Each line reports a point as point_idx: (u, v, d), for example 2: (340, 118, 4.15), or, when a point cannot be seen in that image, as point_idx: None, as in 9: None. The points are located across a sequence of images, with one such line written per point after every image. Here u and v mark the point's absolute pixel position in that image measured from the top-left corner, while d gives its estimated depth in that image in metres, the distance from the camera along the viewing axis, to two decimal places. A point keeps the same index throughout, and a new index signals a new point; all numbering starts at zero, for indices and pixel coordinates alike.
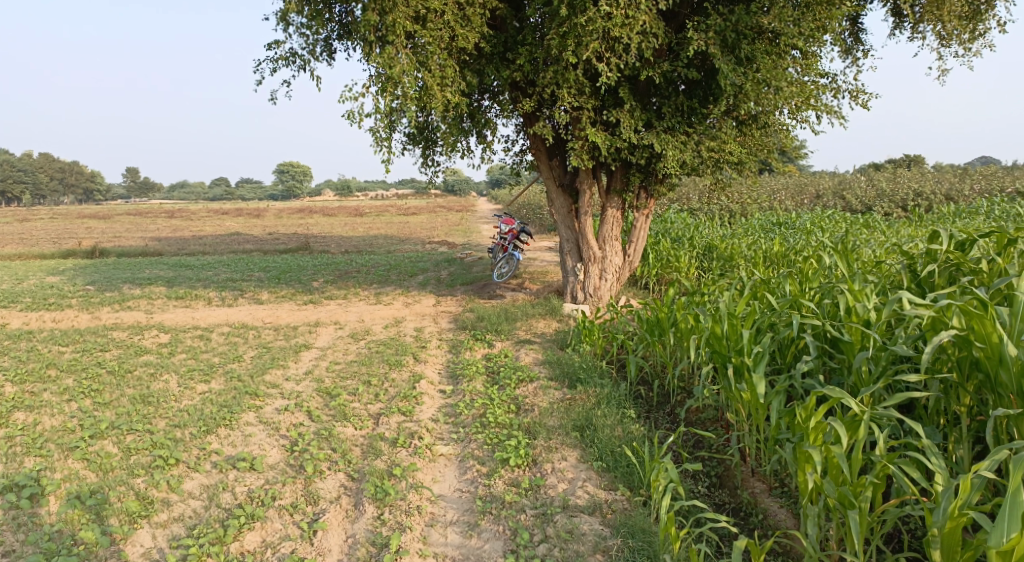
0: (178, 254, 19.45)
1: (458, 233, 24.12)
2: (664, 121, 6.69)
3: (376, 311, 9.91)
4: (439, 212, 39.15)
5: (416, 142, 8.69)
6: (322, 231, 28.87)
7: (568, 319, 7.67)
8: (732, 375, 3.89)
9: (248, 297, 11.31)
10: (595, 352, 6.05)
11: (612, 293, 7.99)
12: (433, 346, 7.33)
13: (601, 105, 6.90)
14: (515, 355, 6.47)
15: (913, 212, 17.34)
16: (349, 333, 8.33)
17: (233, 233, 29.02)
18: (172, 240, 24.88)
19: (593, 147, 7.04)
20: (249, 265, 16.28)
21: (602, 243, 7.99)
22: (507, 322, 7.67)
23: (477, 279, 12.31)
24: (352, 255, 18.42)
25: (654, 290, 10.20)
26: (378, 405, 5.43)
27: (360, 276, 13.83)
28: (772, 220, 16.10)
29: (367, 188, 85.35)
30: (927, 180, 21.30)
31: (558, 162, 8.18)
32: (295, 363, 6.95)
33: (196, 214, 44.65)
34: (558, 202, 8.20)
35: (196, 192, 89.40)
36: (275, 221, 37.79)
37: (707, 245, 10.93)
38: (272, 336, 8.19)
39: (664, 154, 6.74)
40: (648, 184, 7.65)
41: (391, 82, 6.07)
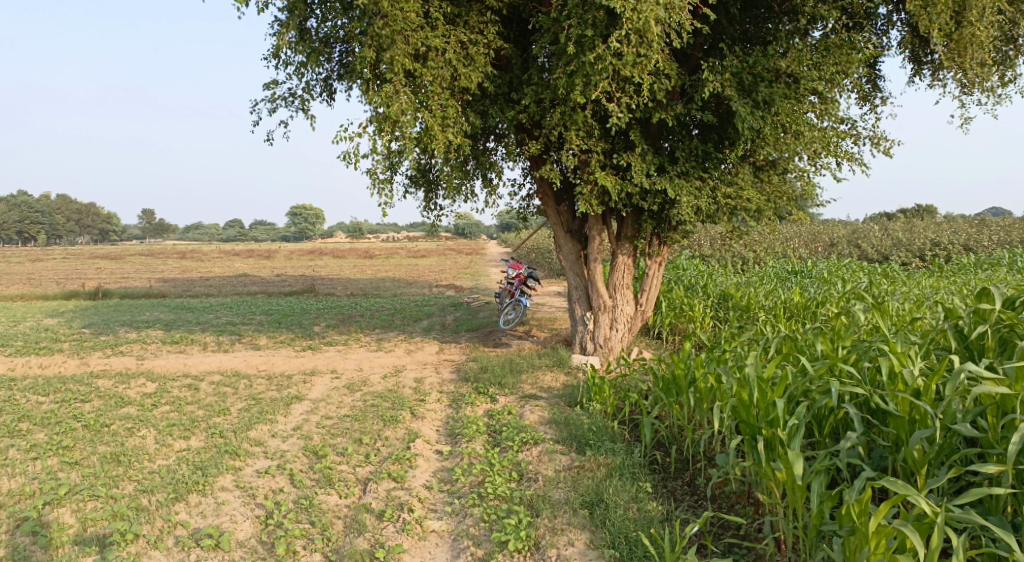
0: (181, 296, 19.21)
1: (466, 278, 23.81)
2: (679, 167, 6.36)
3: (376, 359, 9.48)
4: (448, 256, 39.04)
5: (419, 184, 8.39)
6: (330, 274, 28.69)
7: (576, 372, 7.22)
8: (764, 450, 3.42)
9: (245, 342, 10.92)
10: (606, 412, 5.58)
11: (623, 345, 7.54)
12: (433, 400, 6.87)
13: (611, 148, 6.59)
14: (519, 412, 6.00)
15: (932, 262, 16.83)
16: (346, 383, 7.89)
17: (241, 275, 28.86)
18: (179, 282, 24.69)
19: (604, 192, 6.71)
20: (251, 308, 15.95)
21: (613, 291, 7.59)
22: (512, 374, 7.21)
23: (483, 326, 11.88)
24: (357, 299, 18.07)
25: (667, 340, 9.73)
26: (368, 469, 4.96)
27: (363, 321, 13.44)
28: (788, 268, 15.63)
29: (378, 231, 85.97)
30: (945, 229, 20.87)
31: (566, 206, 7.84)
32: (284, 416, 6.52)
33: (206, 256, 44.79)
34: (567, 248, 7.84)
35: (209, 233, 90.31)
36: (284, 263, 37.72)
37: (722, 294, 10.47)
38: (264, 386, 7.77)
39: (679, 199, 6.39)
40: (661, 231, 7.29)
41: (390, 121, 5.80)
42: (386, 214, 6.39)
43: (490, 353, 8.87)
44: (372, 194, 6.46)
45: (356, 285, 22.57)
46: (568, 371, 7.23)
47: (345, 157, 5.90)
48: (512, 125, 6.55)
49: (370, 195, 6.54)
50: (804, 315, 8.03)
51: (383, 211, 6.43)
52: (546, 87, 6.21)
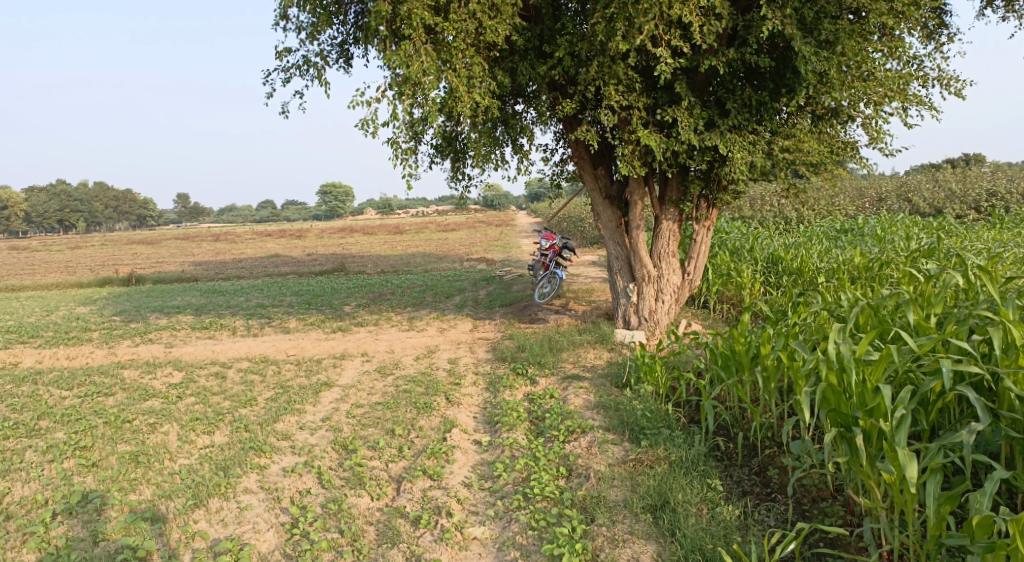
0: (213, 278, 19.14)
1: (496, 249, 23.34)
2: (729, 119, 5.72)
3: (407, 339, 9.10)
4: (477, 227, 38.56)
5: (446, 154, 7.89)
6: (360, 250, 28.51)
7: (621, 348, 6.71)
8: (863, 444, 2.84)
9: (274, 325, 10.66)
10: (658, 394, 5.06)
11: (670, 318, 7.01)
12: (468, 384, 6.44)
13: (654, 103, 6.00)
14: (562, 395, 5.53)
15: (993, 213, 15.72)
16: (377, 367, 7.52)
17: (272, 255, 28.88)
18: (212, 265, 24.72)
19: (646, 152, 6.12)
20: (281, 289, 15.73)
21: (657, 259, 7.03)
22: (551, 353, 6.73)
23: (517, 300, 11.40)
24: (387, 276, 17.72)
25: (714, 309, 9.13)
26: (402, 464, 4.57)
27: (394, 299, 13.08)
28: (836, 227, 14.75)
29: (407, 206, 85.87)
30: (1003, 177, 19.56)
31: (604, 170, 7.26)
32: (313, 405, 6.17)
33: (238, 237, 45.10)
34: (606, 215, 7.28)
35: (241, 215, 91.36)
36: (313, 241, 37.66)
37: (771, 257, 9.79)
38: (293, 372, 7.45)
39: (730, 156, 5.77)
40: (710, 192, 6.67)
41: (411, 84, 5.28)
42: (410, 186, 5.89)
43: (527, 330, 8.39)
44: (394, 167, 5.96)
45: (386, 262, 22.29)
46: (612, 348, 6.73)
47: (362, 125, 5.41)
48: (544, 82, 5.97)
49: (391, 168, 6.04)
50: (867, 278, 7.36)
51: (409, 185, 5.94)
52: (581, 38, 5.61)
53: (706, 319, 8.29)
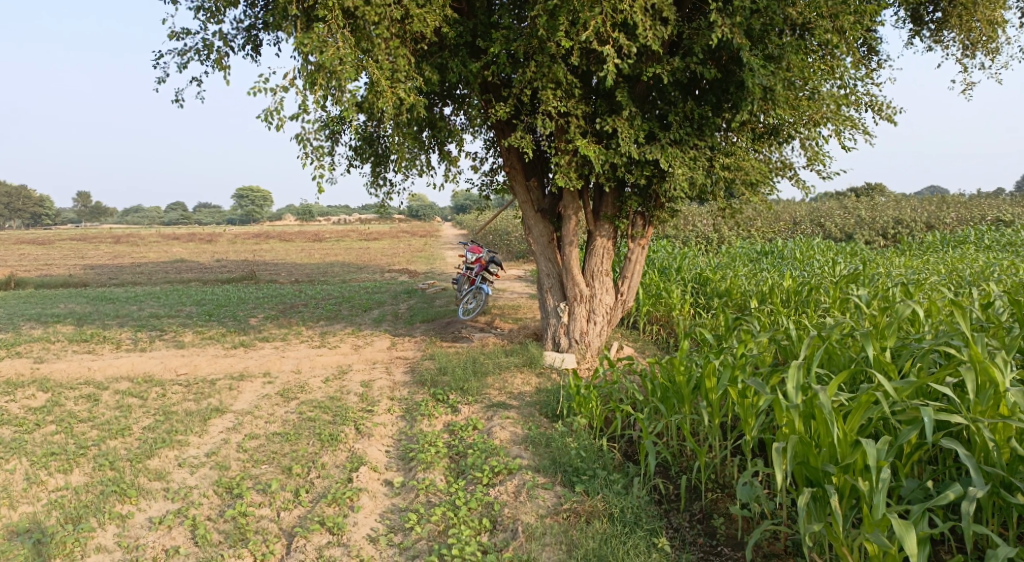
0: (106, 283, 17.40)
1: (421, 261, 22.57)
2: (671, 132, 5.42)
3: (318, 357, 8.31)
4: (401, 238, 37.58)
5: (366, 157, 7.23)
6: (276, 258, 27.00)
7: (551, 372, 6.26)
8: (840, 507, 2.43)
9: (168, 339, 9.56)
10: (593, 427, 4.61)
11: (602, 340, 6.63)
12: (382, 411, 5.79)
13: (592, 111, 5.64)
14: (486, 427, 4.99)
15: (900, 241, 16.47)
16: (280, 389, 6.71)
17: (178, 260, 26.88)
18: (107, 269, 22.62)
19: (583, 163, 5.74)
20: (182, 297, 14.38)
21: (590, 278, 6.65)
22: (475, 378, 6.19)
23: (439, 316, 10.78)
24: (302, 286, 16.64)
25: (644, 330, 8.85)
26: (296, 513, 3.89)
27: (307, 312, 12.14)
28: (758, 249, 14.99)
29: (330, 213, 83.37)
30: (906, 207, 20.68)
31: (536, 182, 6.84)
32: (200, 434, 5.35)
33: (141, 240, 42.07)
34: (538, 229, 6.86)
35: (148, 216, 85.92)
36: (226, 247, 35.57)
37: (700, 278, 9.66)
38: (180, 395, 6.53)
39: (671, 171, 5.49)
40: (646, 209, 6.35)
41: (324, 71, 4.64)
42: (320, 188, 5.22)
43: (449, 350, 7.80)
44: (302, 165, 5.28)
45: (303, 271, 21.09)
46: (544, 374, 6.23)
47: (265, 114, 4.73)
48: (475, 82, 5.48)
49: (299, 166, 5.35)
50: (797, 303, 7.26)
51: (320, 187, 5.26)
52: (518, 33, 5.16)
53: (637, 342, 7.98)
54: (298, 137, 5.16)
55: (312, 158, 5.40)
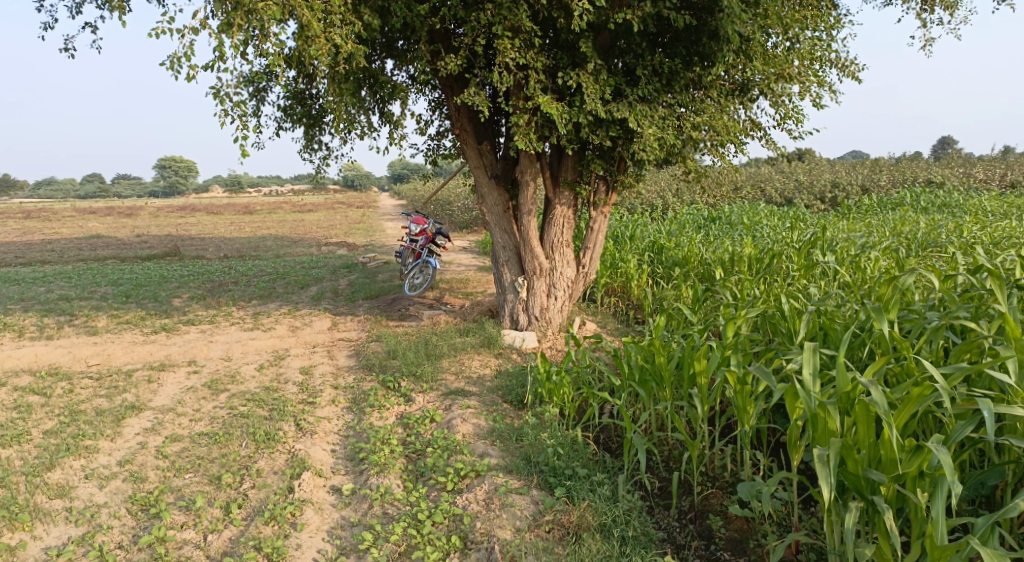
0: (7, 262, 15.69)
1: (360, 233, 21.59)
2: (642, 89, 4.97)
3: (252, 341, 7.55)
4: (337, 209, 36.14)
5: (297, 118, 6.45)
6: (202, 232, 25.30)
7: (510, 353, 5.80)
8: (893, 515, 2.13)
9: (78, 324, 8.52)
10: (566, 417, 4.16)
11: (563, 317, 6.20)
12: (326, 403, 5.18)
13: (553, 65, 5.10)
14: (446, 419, 4.48)
15: (840, 205, 16.72)
16: (208, 380, 5.97)
17: (93, 236, 24.79)
18: (10, 245, 20.55)
19: (543, 123, 5.22)
20: (96, 277, 13.07)
21: (550, 249, 6.19)
22: (429, 362, 5.65)
23: (384, 292, 10.11)
24: (232, 261, 15.50)
25: (601, 303, 8.50)
26: (228, 536, 3.30)
27: (238, 290, 11.20)
28: (704, 214, 14.88)
29: (260, 184, 79.79)
30: (842, 172, 21.10)
31: (489, 146, 6.28)
32: (113, 436, 4.61)
33: (52, 214, 38.90)
34: (492, 197, 6.33)
35: (59, 188, 79.98)
36: (147, 220, 33.24)
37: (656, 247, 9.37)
38: (90, 389, 5.70)
39: (641, 131, 5.04)
40: (610, 174, 5.91)
41: (242, 9, 3.90)
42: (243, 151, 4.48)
43: (397, 330, 7.21)
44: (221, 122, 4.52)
45: (232, 245, 19.75)
46: (504, 355, 5.76)
47: (171, 62, 3.97)
48: (422, 31, 4.83)
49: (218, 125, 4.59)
50: (761, 271, 7.04)
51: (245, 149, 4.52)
52: None
53: (596, 316, 7.62)
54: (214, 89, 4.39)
55: (233, 118, 4.64)
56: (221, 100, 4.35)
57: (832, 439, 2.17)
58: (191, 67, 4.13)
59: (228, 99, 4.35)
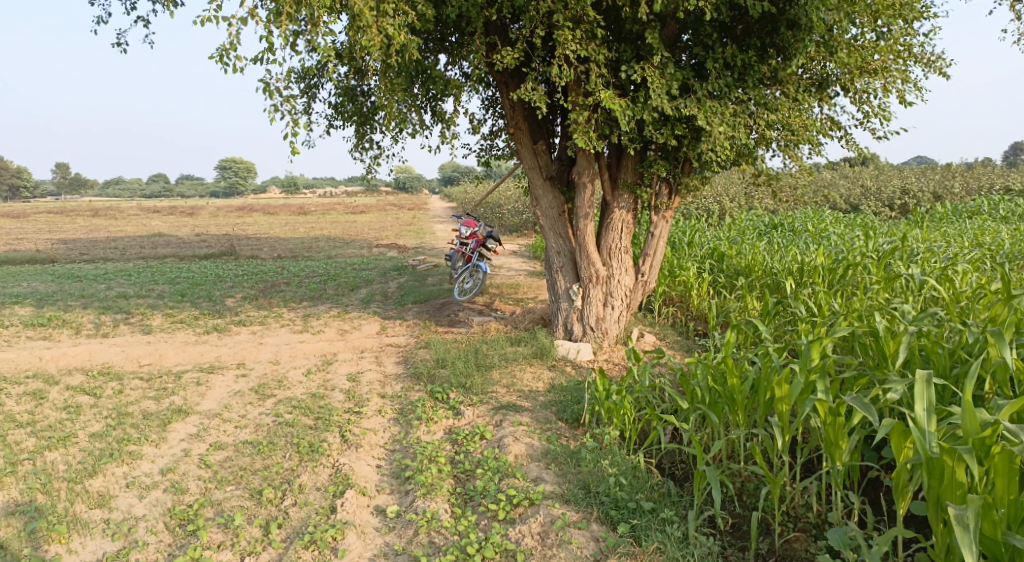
0: (74, 259, 16.25)
1: (410, 235, 21.62)
2: (714, 86, 4.63)
3: (300, 345, 7.46)
4: (388, 210, 36.51)
5: (348, 116, 6.34)
6: (258, 232, 25.85)
7: (564, 365, 5.51)
8: None
9: (133, 322, 8.63)
10: (626, 442, 3.84)
11: (620, 328, 5.87)
12: (372, 413, 4.99)
13: (615, 60, 4.80)
14: (497, 437, 4.22)
15: (912, 211, 15.77)
16: (255, 384, 5.88)
17: (155, 234, 25.63)
18: (78, 243, 21.34)
19: (604, 122, 4.93)
20: (155, 275, 13.35)
21: (607, 256, 5.87)
22: (479, 372, 5.41)
23: (432, 296, 9.94)
24: (285, 262, 15.67)
25: (658, 312, 8.11)
26: (264, 560, 3.13)
27: (289, 291, 11.23)
28: (765, 220, 14.23)
29: (315, 185, 81.61)
30: (912, 177, 19.97)
31: (545, 146, 6.01)
32: (157, 442, 4.53)
33: (119, 212, 40.57)
34: (547, 200, 6.05)
35: (128, 188, 83.70)
36: (206, 220, 34.26)
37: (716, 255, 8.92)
38: (139, 390, 5.67)
39: (710, 130, 4.68)
40: (674, 176, 5.55)
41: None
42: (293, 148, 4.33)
43: (447, 336, 7.01)
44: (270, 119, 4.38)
45: (286, 245, 20.04)
46: (558, 369, 5.46)
47: (219, 55, 3.85)
48: (478, 22, 4.60)
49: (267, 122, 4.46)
50: (834, 283, 6.55)
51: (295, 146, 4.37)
52: None
53: (653, 327, 7.25)
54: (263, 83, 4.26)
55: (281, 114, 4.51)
56: (270, 95, 4.21)
57: (971, 498, 2.02)
58: (239, 59, 3.99)
59: (276, 93, 4.21)
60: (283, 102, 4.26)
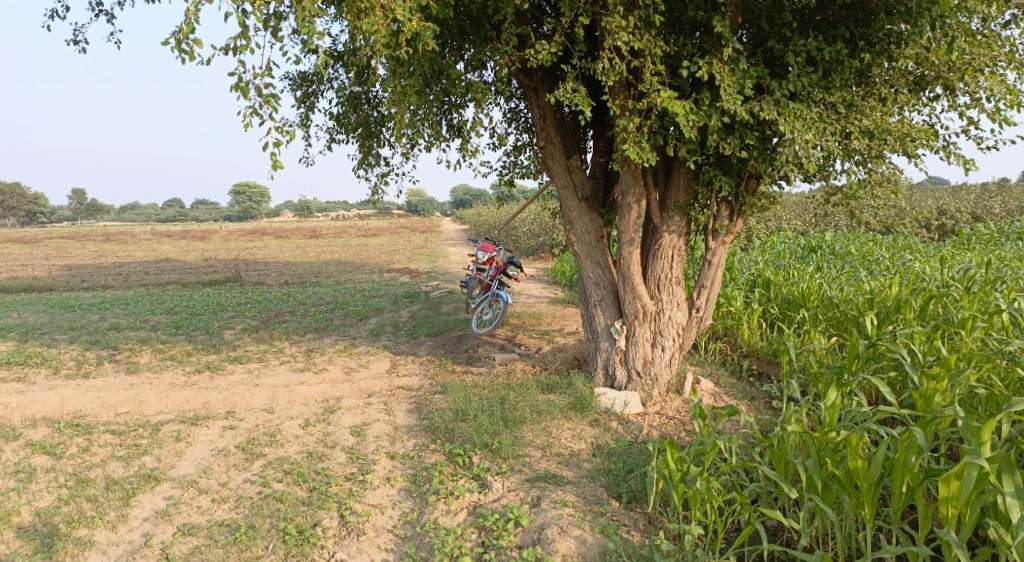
0: (72, 287, 15.51)
1: (423, 259, 20.83)
2: (797, 85, 3.87)
3: (300, 387, 6.61)
4: (400, 234, 35.88)
5: (352, 128, 5.60)
6: (267, 257, 25.22)
7: (610, 420, 4.63)
8: None
9: (119, 360, 7.81)
10: (710, 539, 3.04)
11: (671, 373, 4.99)
12: (380, 482, 4.11)
13: (674, 56, 4.02)
14: (538, 523, 3.37)
15: (956, 233, 14.76)
16: (244, 440, 5.02)
17: (162, 260, 24.97)
18: (80, 269, 20.68)
19: (658, 130, 4.12)
20: (153, 304, 12.56)
21: (656, 288, 5.01)
22: (508, 427, 4.53)
23: (448, 327, 9.08)
24: (292, 289, 14.89)
25: (703, 348, 7.22)
26: None
27: (292, 322, 10.41)
28: (801, 242, 13.32)
29: (327, 209, 81.50)
30: (949, 197, 18.95)
31: (580, 161, 5.24)
32: (113, 524, 3.66)
33: (130, 237, 40.24)
34: (583, 223, 5.24)
35: (142, 213, 84.00)
36: (216, 244, 33.69)
37: (762, 283, 8.06)
38: (106, 448, 4.80)
39: (791, 138, 3.89)
40: (737, 194, 4.72)
41: None
42: (274, 156, 3.51)
43: (465, 379, 6.14)
44: (247, 123, 3.60)
45: (294, 271, 19.28)
46: (602, 427, 4.56)
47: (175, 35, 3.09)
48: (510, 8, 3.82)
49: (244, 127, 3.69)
50: (916, 316, 5.68)
51: (276, 144, 3.56)
52: None
53: (701, 368, 6.37)
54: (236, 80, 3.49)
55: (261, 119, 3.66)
56: (244, 92, 3.37)
57: None
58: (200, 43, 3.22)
59: (254, 90, 3.42)
60: (264, 100, 3.48)
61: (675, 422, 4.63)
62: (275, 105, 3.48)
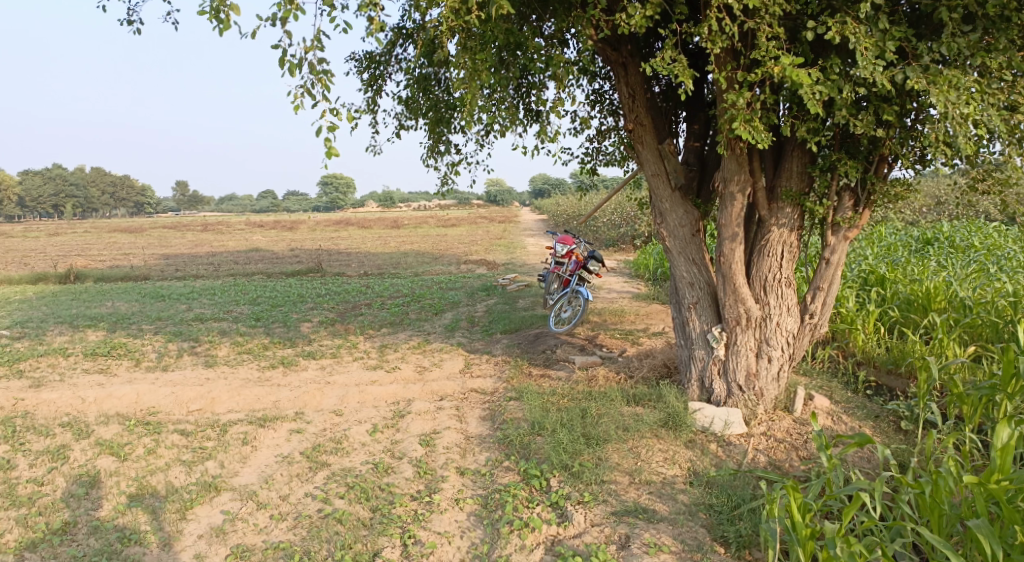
0: (167, 276, 16.23)
1: (501, 250, 20.53)
2: (953, 48, 3.12)
3: (371, 386, 6.35)
4: (478, 224, 35.83)
5: (422, 112, 5.27)
6: (350, 246, 25.71)
7: (709, 442, 4.06)
8: None
9: (199, 353, 7.88)
10: None
11: (777, 389, 4.35)
12: (445, 502, 3.74)
13: (797, 17, 3.38)
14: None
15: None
16: (309, 446, 4.79)
17: (252, 249, 25.96)
18: (178, 259, 21.84)
19: (775, 107, 3.51)
20: (238, 295, 12.86)
21: (761, 291, 4.36)
22: (589, 444, 4.05)
23: (525, 323, 8.64)
24: (371, 280, 14.93)
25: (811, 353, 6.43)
26: None
27: (368, 314, 10.30)
28: (917, 232, 11.96)
29: (408, 199, 83.17)
30: None
31: (674, 145, 4.64)
32: (168, 543, 3.55)
33: (225, 227, 42.33)
34: (676, 215, 4.64)
35: (237, 204, 88.63)
36: (302, 234, 34.82)
37: (878, 281, 7.14)
38: (172, 452, 4.75)
39: (944, 114, 3.11)
40: (865, 180, 4.00)
41: None
42: (328, 143, 3.17)
43: (543, 384, 5.69)
44: (297, 105, 3.29)
45: (374, 261, 19.46)
46: (701, 448, 3.99)
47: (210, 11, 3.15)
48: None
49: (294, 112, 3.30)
50: None
51: (330, 127, 3.21)
52: None
53: (810, 378, 5.64)
54: (286, 58, 3.20)
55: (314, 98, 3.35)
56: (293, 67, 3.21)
57: None
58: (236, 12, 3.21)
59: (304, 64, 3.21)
60: (316, 78, 3.23)
61: (787, 447, 3.99)
62: (327, 82, 3.23)
